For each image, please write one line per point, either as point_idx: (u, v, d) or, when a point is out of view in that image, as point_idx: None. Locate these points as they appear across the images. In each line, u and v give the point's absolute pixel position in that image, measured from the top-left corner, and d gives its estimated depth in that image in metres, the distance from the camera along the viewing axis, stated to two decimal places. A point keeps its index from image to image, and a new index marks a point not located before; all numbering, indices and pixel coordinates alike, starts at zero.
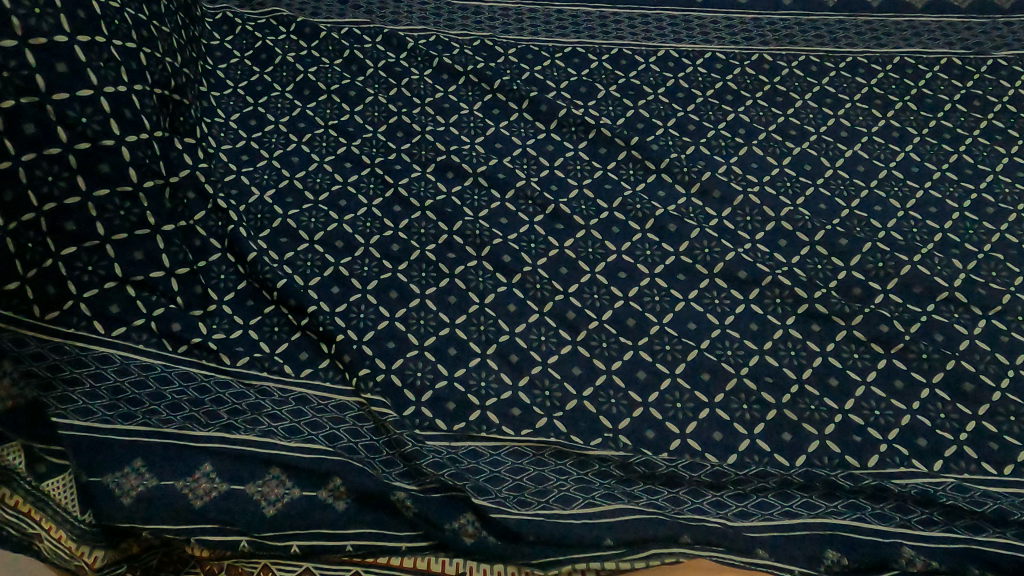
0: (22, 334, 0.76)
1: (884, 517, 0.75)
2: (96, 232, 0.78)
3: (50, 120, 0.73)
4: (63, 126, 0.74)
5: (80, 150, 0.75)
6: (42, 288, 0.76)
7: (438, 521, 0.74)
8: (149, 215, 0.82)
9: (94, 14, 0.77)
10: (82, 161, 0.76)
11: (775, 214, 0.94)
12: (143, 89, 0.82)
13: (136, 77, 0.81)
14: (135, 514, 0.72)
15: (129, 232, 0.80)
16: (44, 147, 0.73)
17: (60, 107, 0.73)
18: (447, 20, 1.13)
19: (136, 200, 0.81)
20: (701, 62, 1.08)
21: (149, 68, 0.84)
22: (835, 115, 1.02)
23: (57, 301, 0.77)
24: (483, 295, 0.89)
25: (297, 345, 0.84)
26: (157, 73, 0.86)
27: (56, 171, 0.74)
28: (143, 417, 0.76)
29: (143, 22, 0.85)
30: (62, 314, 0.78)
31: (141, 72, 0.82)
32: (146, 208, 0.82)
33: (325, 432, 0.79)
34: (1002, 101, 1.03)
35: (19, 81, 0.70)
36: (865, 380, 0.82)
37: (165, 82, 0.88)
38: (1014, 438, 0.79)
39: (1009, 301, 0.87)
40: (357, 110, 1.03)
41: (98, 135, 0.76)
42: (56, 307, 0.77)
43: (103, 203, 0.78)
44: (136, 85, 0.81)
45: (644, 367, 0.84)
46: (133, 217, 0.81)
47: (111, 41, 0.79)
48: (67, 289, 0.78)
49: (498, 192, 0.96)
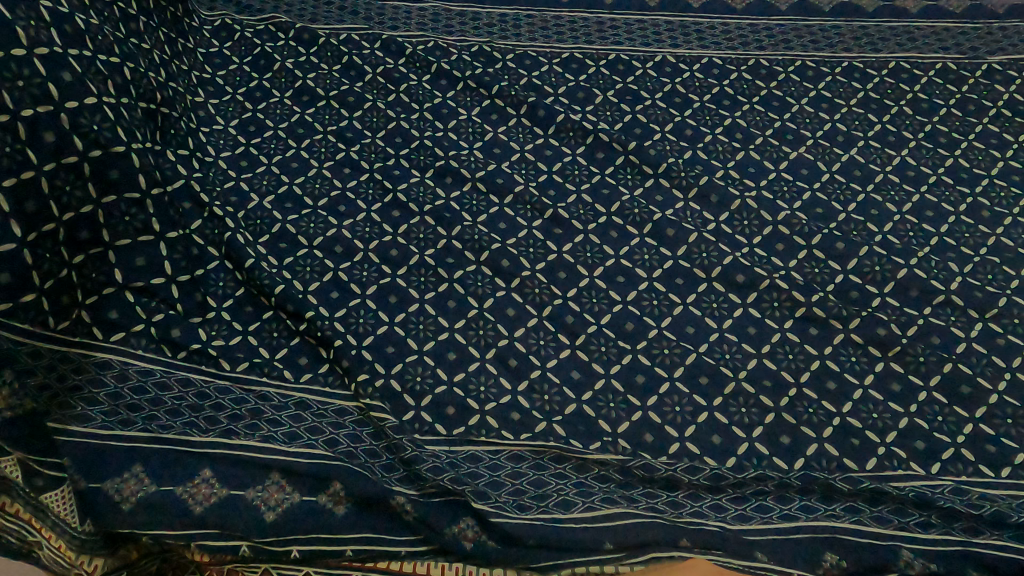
0: (33, 348, 0.74)
1: (881, 519, 0.75)
2: (101, 239, 0.79)
3: (65, 129, 0.73)
4: (78, 134, 0.74)
5: (94, 158, 0.76)
6: (57, 300, 0.75)
7: (438, 525, 0.74)
8: (154, 221, 0.83)
9: (79, 29, 0.77)
10: (94, 169, 0.76)
11: (773, 219, 0.94)
12: (129, 101, 0.83)
13: (122, 91, 0.82)
14: (135, 520, 0.73)
15: (133, 238, 0.81)
16: (61, 156, 0.73)
17: (74, 115, 0.74)
18: (445, 26, 1.14)
19: (143, 206, 0.82)
20: (698, 67, 1.09)
21: (134, 83, 0.85)
22: (831, 120, 1.03)
23: (66, 312, 0.77)
24: (482, 299, 0.89)
25: (297, 350, 0.84)
26: (142, 87, 0.87)
27: (71, 179, 0.75)
28: (143, 423, 0.77)
29: (121, 39, 0.85)
30: (71, 323, 0.77)
31: (125, 85, 0.83)
32: (152, 214, 0.83)
33: (325, 437, 0.79)
34: (997, 105, 1.03)
35: (33, 89, 0.70)
36: (862, 383, 0.83)
37: (151, 96, 0.88)
38: (1011, 440, 0.79)
39: (1005, 303, 0.87)
40: (356, 115, 1.03)
41: (109, 142, 0.77)
42: (65, 318, 0.77)
43: (109, 210, 0.79)
44: (124, 98, 0.82)
45: (643, 371, 0.84)
46: (139, 223, 0.82)
47: (96, 55, 0.79)
48: (75, 298, 0.78)
49: (497, 197, 0.97)
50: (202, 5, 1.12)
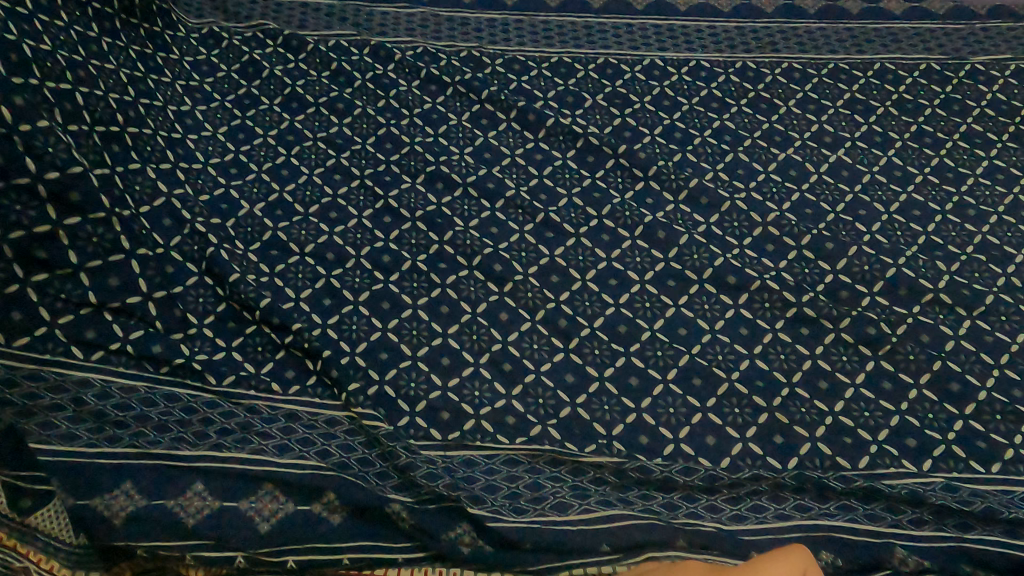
0: None
1: (874, 517, 0.76)
2: (68, 260, 0.80)
3: (17, 151, 0.76)
4: (32, 156, 0.77)
5: (49, 180, 0.78)
6: (7, 313, 0.77)
7: (433, 531, 0.74)
8: (123, 240, 0.83)
9: (26, 56, 0.79)
10: (52, 190, 0.78)
11: (763, 219, 0.95)
12: (80, 128, 0.83)
13: (72, 118, 0.83)
14: (127, 533, 0.72)
15: (104, 258, 0.82)
16: (12, 178, 0.76)
17: (27, 137, 0.76)
18: (434, 31, 1.14)
19: (110, 225, 0.83)
20: (686, 70, 1.09)
21: (88, 107, 0.85)
22: (818, 121, 1.04)
23: (27, 327, 0.78)
24: (475, 304, 0.89)
25: (286, 362, 0.84)
26: (99, 111, 0.87)
27: (24, 200, 0.77)
28: (130, 438, 0.75)
29: (79, 62, 0.87)
30: (35, 339, 0.78)
31: (77, 111, 0.83)
32: (119, 233, 0.83)
33: (316, 449, 0.78)
34: (980, 105, 1.05)
35: None
36: (853, 382, 0.84)
37: (111, 118, 0.89)
38: (1001, 436, 0.80)
39: (992, 301, 0.88)
40: (346, 121, 1.03)
41: (66, 163, 0.79)
42: (23, 332, 0.78)
43: (73, 231, 0.80)
44: (73, 125, 0.82)
45: (636, 373, 0.85)
46: (108, 241, 0.82)
47: (44, 82, 0.80)
48: (41, 316, 0.79)
49: (488, 202, 0.97)
50: (190, 14, 1.12)
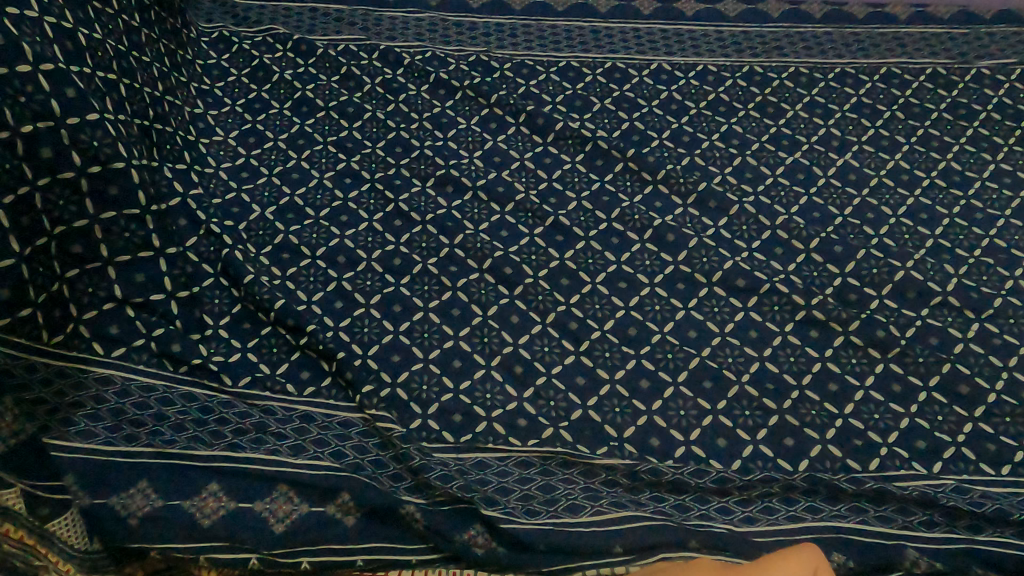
0: (32, 363, 0.76)
1: (886, 518, 0.77)
2: (99, 254, 0.81)
3: (63, 144, 0.75)
4: (76, 151, 0.76)
5: (91, 174, 0.78)
6: (49, 310, 0.78)
7: (448, 533, 0.74)
8: (154, 237, 0.84)
9: (81, 43, 0.79)
10: (93, 185, 0.78)
11: (771, 223, 0.96)
12: (126, 118, 0.84)
13: (120, 107, 0.84)
14: (141, 532, 0.72)
15: (133, 254, 0.83)
16: (57, 172, 0.75)
17: (74, 131, 0.76)
18: (442, 36, 1.15)
19: (143, 222, 0.83)
20: (694, 75, 1.10)
21: (131, 98, 0.87)
22: (825, 125, 1.05)
23: (58, 325, 0.78)
24: (486, 306, 0.89)
25: (299, 364, 0.84)
26: (138, 103, 0.88)
27: (66, 194, 0.77)
28: (148, 438, 0.76)
29: (122, 52, 0.88)
30: (65, 337, 0.79)
31: (122, 102, 0.85)
32: (151, 230, 0.84)
33: (332, 450, 0.78)
34: (986, 109, 1.06)
35: (34, 106, 0.73)
36: (863, 384, 0.84)
37: (145, 112, 0.89)
38: (1011, 438, 0.81)
39: (1000, 303, 0.89)
40: (355, 126, 1.04)
41: (109, 158, 0.79)
42: (59, 330, 0.78)
43: (107, 226, 0.80)
44: (122, 114, 0.84)
45: (646, 375, 0.85)
46: (138, 238, 0.83)
47: (95, 71, 0.81)
48: (69, 311, 0.79)
49: (498, 206, 0.98)
50: (200, 18, 1.13)
